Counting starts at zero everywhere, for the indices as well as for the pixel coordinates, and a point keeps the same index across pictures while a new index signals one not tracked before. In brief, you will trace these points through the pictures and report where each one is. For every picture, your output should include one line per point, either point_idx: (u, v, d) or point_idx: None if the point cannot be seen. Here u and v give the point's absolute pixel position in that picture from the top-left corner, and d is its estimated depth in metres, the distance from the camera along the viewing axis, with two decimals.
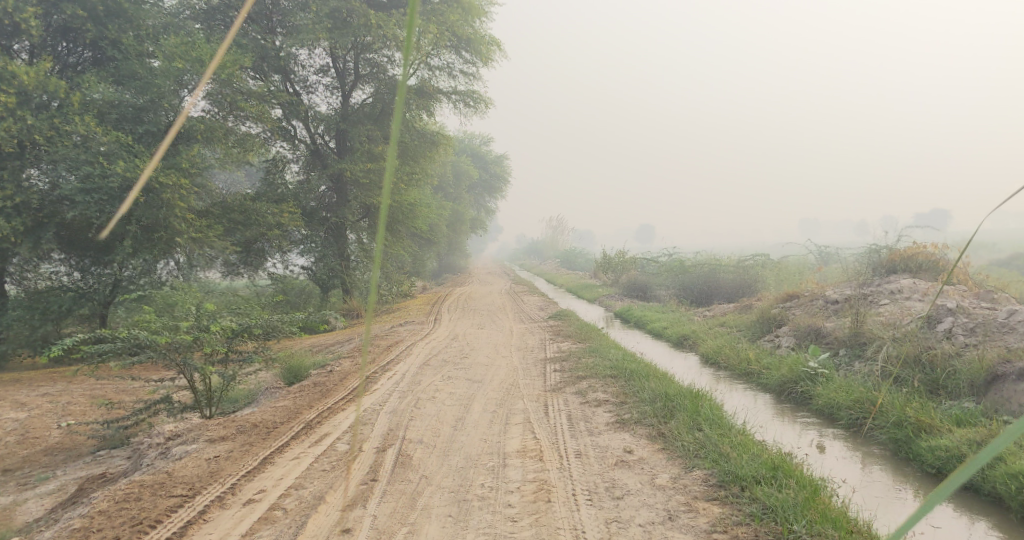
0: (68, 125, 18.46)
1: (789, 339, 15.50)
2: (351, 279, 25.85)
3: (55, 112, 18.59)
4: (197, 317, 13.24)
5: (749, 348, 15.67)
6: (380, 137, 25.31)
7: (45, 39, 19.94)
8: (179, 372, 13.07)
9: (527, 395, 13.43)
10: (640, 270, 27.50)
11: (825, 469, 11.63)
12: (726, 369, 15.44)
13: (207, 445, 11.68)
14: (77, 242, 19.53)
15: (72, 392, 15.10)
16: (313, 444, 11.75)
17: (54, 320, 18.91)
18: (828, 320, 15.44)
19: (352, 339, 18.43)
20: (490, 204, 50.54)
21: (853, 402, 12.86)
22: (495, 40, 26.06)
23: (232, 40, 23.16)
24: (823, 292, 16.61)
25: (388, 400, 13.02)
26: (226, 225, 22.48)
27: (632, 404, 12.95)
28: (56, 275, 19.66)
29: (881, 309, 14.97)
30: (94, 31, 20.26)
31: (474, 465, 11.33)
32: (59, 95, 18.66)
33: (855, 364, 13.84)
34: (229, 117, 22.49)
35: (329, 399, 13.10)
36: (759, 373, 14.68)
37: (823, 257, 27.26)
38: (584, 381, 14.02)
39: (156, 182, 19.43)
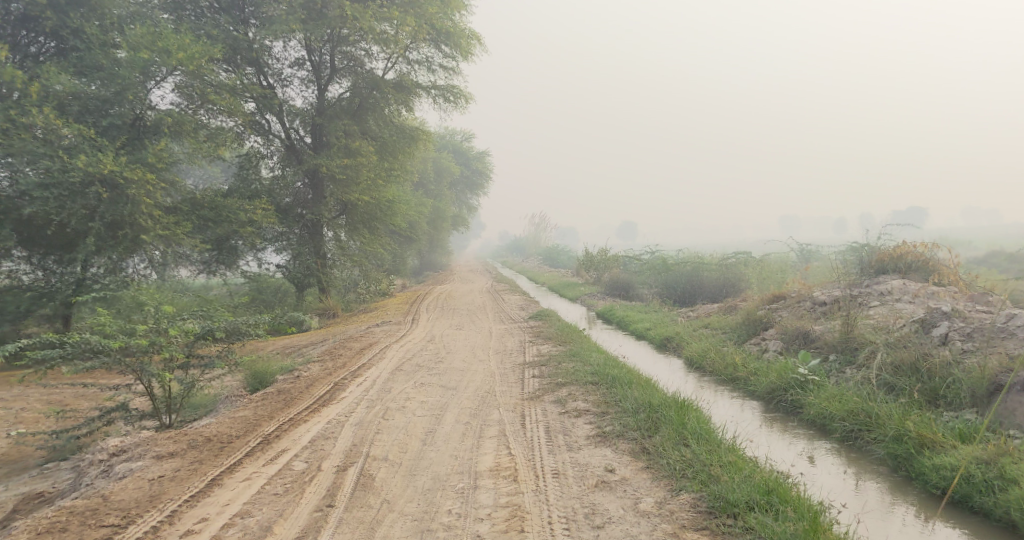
0: (26, 117, 17.75)
1: (776, 342, 15.07)
2: (328, 277, 25.16)
3: (13, 104, 18.00)
4: (156, 320, 12.73)
5: (735, 352, 15.23)
6: (357, 133, 24.59)
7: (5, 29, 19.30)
8: (136, 378, 12.49)
9: (504, 404, 12.89)
10: (623, 269, 27.13)
11: (822, 490, 11.17)
12: (712, 373, 14.99)
13: (153, 462, 11.10)
14: (38, 238, 18.74)
15: (29, 397, 14.40)
16: (267, 462, 11.13)
17: (12, 320, 18.21)
18: (816, 322, 15.00)
19: (325, 341, 17.84)
20: (472, 200, 49.89)
21: (848, 413, 12.47)
22: (476, 34, 25.44)
23: (203, 30, 22.34)
24: (811, 293, 16.19)
25: (355, 411, 12.47)
26: (197, 223, 21.69)
27: (614, 415, 12.46)
28: (16, 274, 18.62)
29: (871, 311, 14.56)
30: (54, 20, 19.54)
31: (442, 487, 10.76)
32: (16, 86, 18.08)
33: (846, 371, 13.46)
34: (200, 111, 21.75)
35: (292, 410, 12.50)
36: (746, 379, 14.25)
37: (806, 255, 27.06)
38: (564, 389, 13.49)
39: (121, 177, 18.76)
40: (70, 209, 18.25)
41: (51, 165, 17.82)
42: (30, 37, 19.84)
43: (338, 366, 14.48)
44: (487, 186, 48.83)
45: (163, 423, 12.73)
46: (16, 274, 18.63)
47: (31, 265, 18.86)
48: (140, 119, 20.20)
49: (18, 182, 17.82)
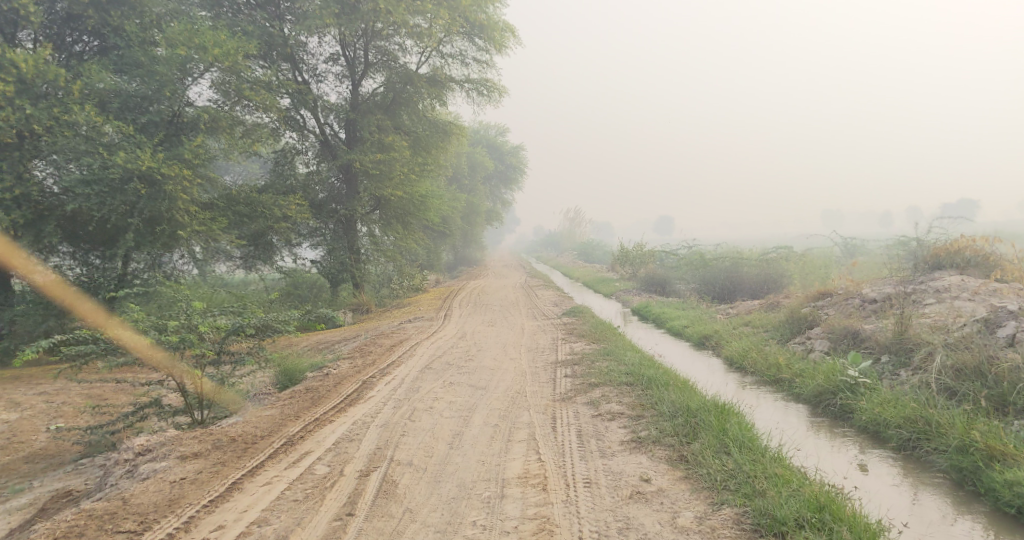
0: (68, 115, 17.66)
1: (823, 342, 14.56)
2: (362, 272, 24.87)
3: (55, 100, 17.80)
4: (188, 316, 12.57)
5: (778, 352, 14.75)
6: (391, 127, 24.40)
7: (49, 27, 19.34)
8: (167, 375, 12.36)
9: (535, 405, 12.58)
10: (659, 264, 26.68)
11: (880, 506, 10.68)
12: (754, 374, 14.54)
13: (176, 463, 10.99)
14: (80, 234, 18.86)
15: (68, 391, 14.41)
16: (289, 465, 10.95)
17: (58, 315, 18.02)
18: (866, 322, 14.46)
19: (358, 337, 17.68)
20: (508, 196, 49.62)
21: (904, 420, 11.96)
22: (510, 27, 25.09)
23: (239, 27, 22.29)
24: (859, 290, 15.61)
25: (383, 411, 12.25)
26: (232, 219, 21.64)
27: (650, 419, 12.08)
28: (62, 268, 18.71)
29: (927, 310, 14.00)
30: (95, 18, 19.54)
31: (468, 495, 10.48)
32: (60, 84, 17.88)
33: (900, 374, 12.94)
34: (236, 107, 21.70)
35: (318, 409, 12.32)
36: (791, 381, 13.79)
37: (849, 250, 26.34)
38: (597, 389, 13.15)
39: (158, 173, 18.74)
40: (111, 206, 18.26)
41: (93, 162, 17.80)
42: (74, 35, 19.94)
43: (367, 363, 14.28)
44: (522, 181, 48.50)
45: (195, 420, 12.57)
46: (61, 268, 18.70)
47: (75, 259, 18.97)
48: (178, 115, 20.13)
49: (62, 179, 17.84)
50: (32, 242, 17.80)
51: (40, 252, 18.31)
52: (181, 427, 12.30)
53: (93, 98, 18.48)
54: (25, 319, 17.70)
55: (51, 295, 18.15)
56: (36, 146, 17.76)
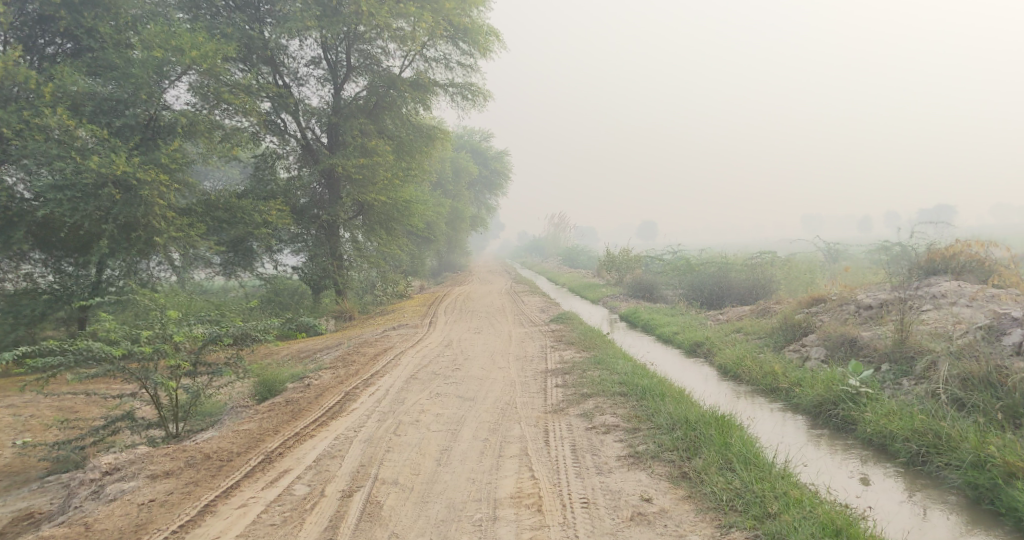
0: (39, 118, 17.20)
1: (819, 350, 14.32)
2: (344, 279, 24.50)
3: (26, 104, 17.47)
4: (163, 325, 12.12)
5: (773, 360, 14.50)
6: (373, 131, 24.03)
7: (21, 30, 18.95)
8: (141, 386, 11.92)
9: (525, 417, 12.24)
10: (645, 269, 26.45)
11: (895, 529, 10.43)
12: (748, 383, 14.29)
13: (147, 483, 10.58)
14: (52, 240, 18.46)
15: (39, 403, 13.91)
16: (266, 486, 10.54)
17: (27, 325, 17.79)
18: (863, 329, 14.23)
19: (341, 345, 17.26)
20: (491, 201, 49.27)
21: (915, 433, 11.70)
22: (494, 30, 24.81)
23: (218, 30, 21.83)
24: (854, 295, 15.37)
25: (365, 425, 11.86)
26: (211, 224, 21.16)
27: (646, 432, 11.78)
28: (33, 276, 18.38)
29: (926, 317, 13.79)
30: (68, 20, 19.05)
31: (458, 518, 10.12)
32: (30, 86, 17.52)
33: (903, 383, 12.71)
34: (214, 111, 21.21)
35: (298, 423, 11.92)
36: (788, 391, 13.54)
37: (834, 254, 26.24)
38: (591, 400, 12.84)
39: (134, 178, 18.27)
40: (84, 212, 17.73)
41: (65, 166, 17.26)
42: (46, 37, 19.46)
43: (350, 373, 13.89)
44: (505, 186, 48.13)
45: (171, 433, 12.15)
46: (33, 276, 18.36)
47: (47, 267, 18.60)
48: (155, 118, 19.68)
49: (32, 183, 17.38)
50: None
51: (12, 259, 18.05)
52: (156, 441, 11.87)
53: (65, 101, 18.00)
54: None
55: (20, 302, 17.75)
56: (6, 150, 17.29)
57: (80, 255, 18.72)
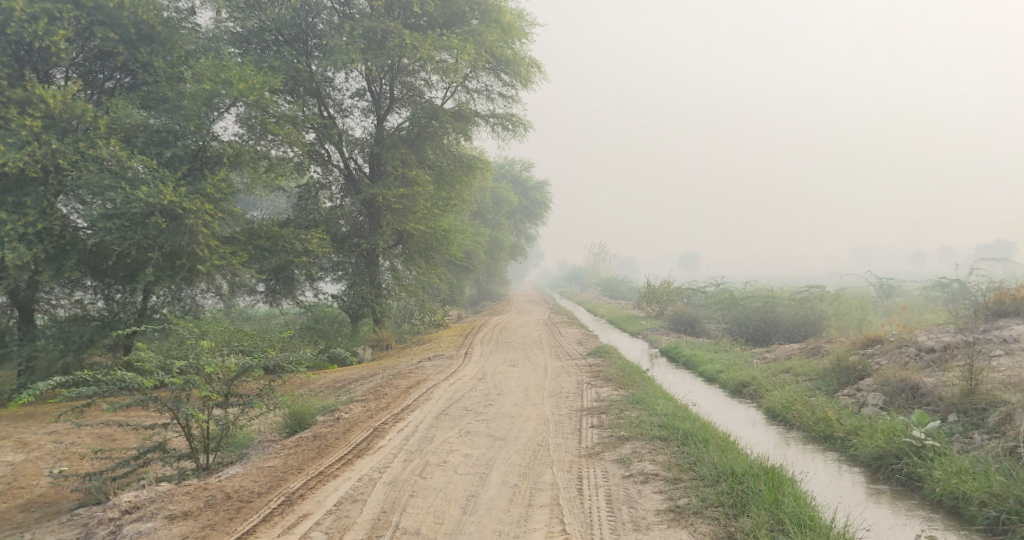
0: (93, 149, 17.33)
1: (876, 396, 13.63)
2: (383, 307, 24.24)
3: (83, 135, 17.55)
4: (196, 355, 11.94)
5: (825, 404, 13.86)
6: (414, 161, 23.92)
7: (81, 64, 19.05)
8: (172, 418, 11.73)
9: (557, 461, 11.79)
10: (687, 302, 25.89)
11: None
12: (799, 428, 13.67)
13: (163, 524, 10.36)
14: (103, 268, 18.44)
15: (78, 431, 13.81)
16: (283, 532, 10.25)
17: (74, 350, 17.67)
18: (924, 374, 13.54)
19: (377, 376, 16.98)
20: (531, 230, 49.02)
21: (995, 497, 11.03)
22: (536, 62, 24.67)
23: (266, 63, 21.94)
24: (914, 336, 14.67)
25: (392, 465, 11.52)
26: (253, 253, 21.12)
27: (688, 484, 11.24)
28: (84, 303, 18.43)
29: (997, 363, 13.09)
30: (125, 55, 19.20)
31: None
32: (87, 119, 17.61)
33: (974, 437, 12.03)
34: (260, 142, 21.28)
35: (323, 461, 11.62)
36: (844, 438, 12.90)
37: (885, 291, 25.39)
38: (628, 444, 12.34)
39: (180, 208, 18.33)
40: (132, 239, 17.91)
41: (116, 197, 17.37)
42: (104, 72, 19.55)
43: (380, 407, 13.58)
44: (546, 216, 47.85)
45: (200, 465, 11.92)
46: (84, 303, 18.43)
47: (97, 293, 18.62)
48: (203, 149, 19.71)
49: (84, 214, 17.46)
50: (53, 276, 17.28)
51: (64, 285, 18.17)
52: (184, 474, 11.64)
53: (119, 131, 18.12)
54: (42, 353, 17.34)
55: (69, 329, 17.85)
56: (61, 181, 17.40)
57: (128, 283, 18.64)
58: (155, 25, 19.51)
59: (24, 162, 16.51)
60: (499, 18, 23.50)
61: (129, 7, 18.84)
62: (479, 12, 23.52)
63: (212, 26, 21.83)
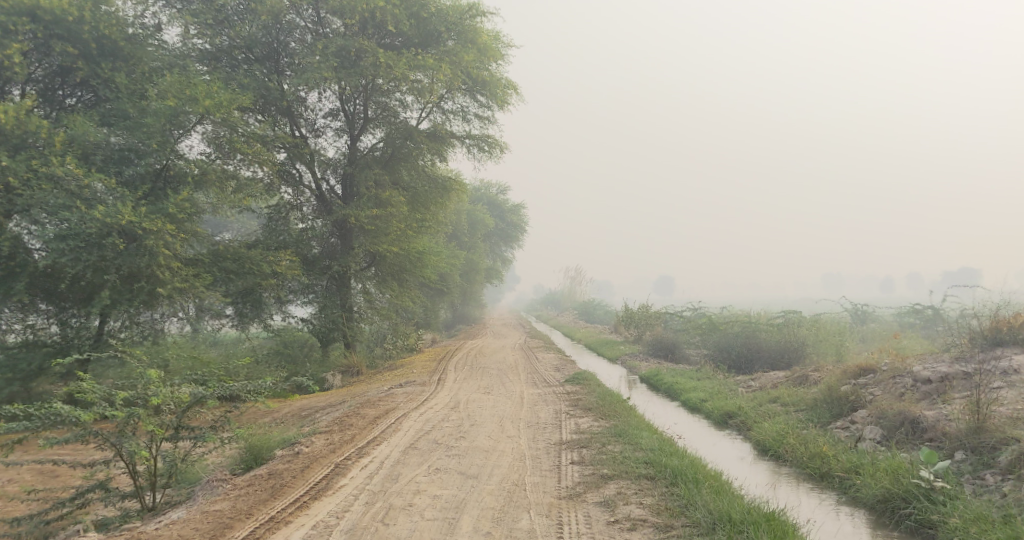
0: (48, 167, 16.51)
1: (873, 430, 13.07)
2: (354, 331, 23.38)
3: (37, 152, 16.78)
4: (144, 385, 11.21)
5: (818, 438, 13.29)
6: (388, 183, 23.21)
7: (41, 81, 18.32)
8: (115, 454, 10.94)
9: (535, 503, 11.06)
10: (666, 327, 25.30)
11: None
12: (792, 464, 13.06)
13: None
14: (58, 291, 17.57)
15: (18, 464, 12.86)
16: None
17: (23, 380, 16.55)
18: (924, 407, 13.02)
19: (344, 404, 16.21)
20: (507, 253, 48.43)
21: None
22: (512, 83, 24.17)
23: (234, 80, 21.07)
24: (909, 366, 14.16)
25: (351, 509, 10.76)
26: (218, 275, 20.18)
27: (682, 531, 10.56)
28: (37, 328, 17.45)
29: (1002, 397, 12.59)
30: (85, 70, 18.44)
31: None
32: (43, 136, 16.84)
33: (987, 478, 11.49)
34: (228, 161, 20.38)
35: (275, 504, 10.83)
36: (842, 478, 12.30)
37: (861, 316, 25.06)
38: (611, 484, 11.62)
39: (140, 229, 17.44)
40: (87, 261, 16.93)
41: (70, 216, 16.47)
42: (65, 88, 18.76)
43: (345, 440, 12.79)
44: (522, 239, 47.34)
45: (146, 505, 11.15)
46: (37, 328, 17.44)
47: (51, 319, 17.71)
48: (165, 168, 18.88)
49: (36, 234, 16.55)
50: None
51: (17, 309, 17.17)
52: (127, 517, 10.92)
53: (76, 147, 17.28)
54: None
55: (18, 356, 16.82)
56: (12, 201, 16.66)
57: (84, 307, 17.70)
58: (119, 41, 18.80)
59: None
60: (475, 38, 22.93)
61: (90, 21, 18.15)
62: (456, 32, 22.94)
63: (181, 43, 21.03)
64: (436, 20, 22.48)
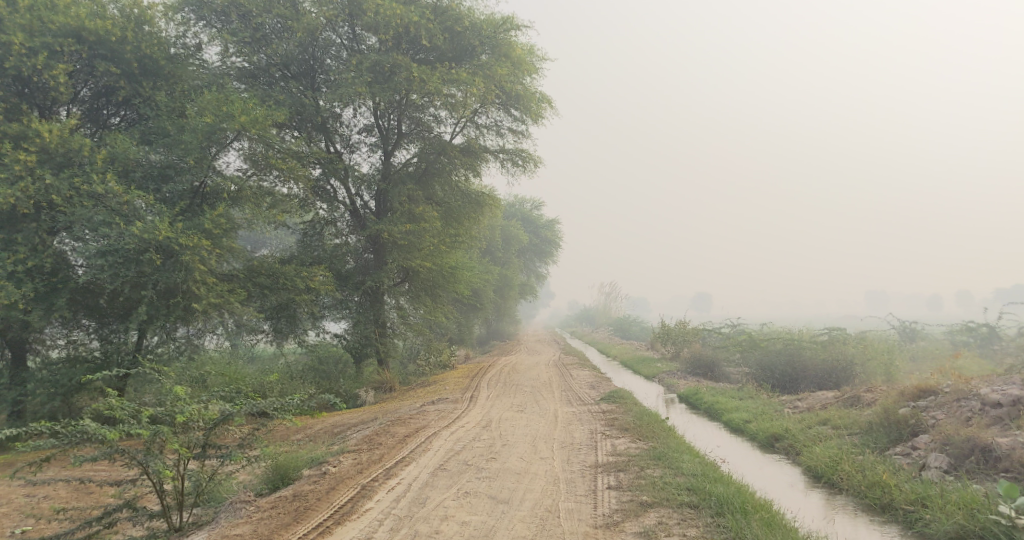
0: (89, 185, 16.42)
1: (938, 458, 12.38)
2: (388, 347, 23.05)
3: (79, 170, 16.61)
4: (172, 402, 10.94)
5: (875, 465, 12.64)
6: (422, 198, 22.88)
7: (86, 101, 18.28)
8: (141, 472, 10.67)
9: (569, 532, 10.59)
10: (705, 344, 24.66)
11: None
12: (847, 492, 12.44)
13: None
14: (98, 306, 17.47)
15: (53, 480, 12.72)
16: None
17: (63, 395, 16.57)
18: (995, 433, 12.30)
19: (375, 421, 15.88)
20: (541, 269, 47.94)
21: None
22: (548, 97, 23.81)
23: (270, 96, 20.97)
24: (974, 388, 13.42)
25: (375, 536, 10.38)
26: (253, 291, 19.99)
27: None
28: (78, 343, 17.46)
29: None
30: (127, 89, 18.29)
31: None
32: (85, 154, 16.72)
33: None
34: (263, 177, 20.16)
35: (297, 530, 10.47)
36: (906, 510, 11.65)
37: (909, 334, 24.22)
38: (652, 512, 11.11)
39: (176, 244, 17.29)
40: (125, 277, 16.88)
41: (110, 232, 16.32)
42: (109, 108, 18.75)
43: (373, 460, 12.43)
44: (556, 254, 46.87)
45: (173, 526, 10.87)
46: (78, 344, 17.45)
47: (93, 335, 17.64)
48: (201, 185, 18.79)
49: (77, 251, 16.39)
50: (43, 316, 16.28)
51: (61, 325, 17.15)
52: (153, 537, 10.65)
53: (116, 165, 17.18)
54: (28, 398, 16.38)
55: (58, 372, 16.80)
56: (54, 218, 16.55)
57: (124, 322, 17.65)
58: (159, 60, 18.74)
59: (14, 197, 15.64)
60: (509, 52, 22.64)
61: (131, 41, 18.09)
62: (490, 46, 22.66)
63: (220, 61, 21.02)
64: (470, 34, 22.27)
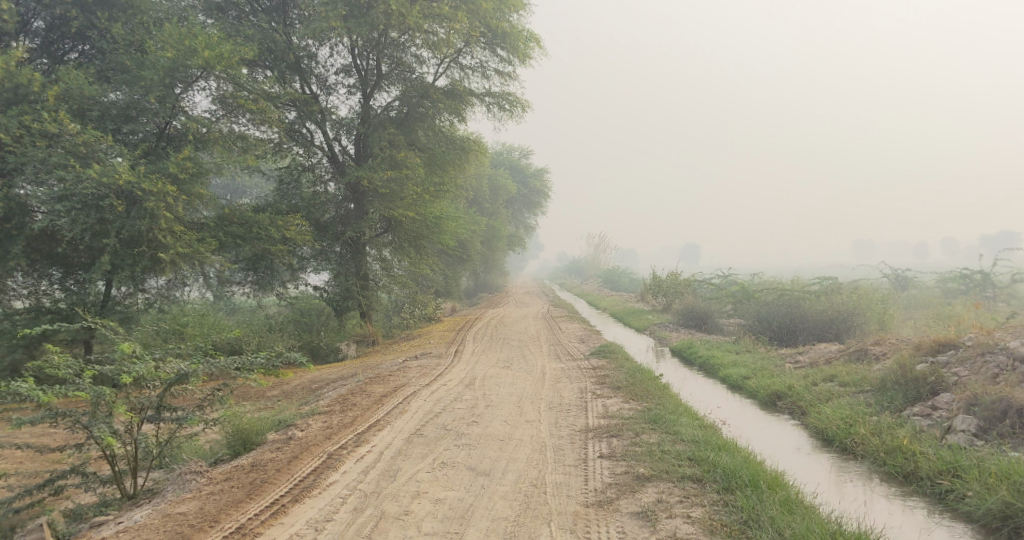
0: (40, 123, 15.23)
1: (966, 421, 11.65)
2: (370, 300, 22.15)
3: (28, 107, 15.45)
4: (121, 361, 10.00)
5: (893, 428, 11.95)
6: (403, 143, 21.70)
7: (37, 33, 17.15)
8: (86, 437, 9.81)
9: (559, 512, 9.85)
10: (696, 294, 23.87)
11: None
12: (857, 460, 11.75)
13: None
14: (60, 253, 16.30)
15: (9, 440, 11.90)
16: None
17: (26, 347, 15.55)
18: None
19: (353, 377, 15.09)
20: (529, 220, 46.80)
21: None
22: (535, 35, 22.51)
23: (238, 30, 19.64)
24: (1000, 342, 12.68)
25: (341, 519, 9.58)
26: (225, 241, 18.73)
27: None
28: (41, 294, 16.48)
29: None
30: (81, 20, 17.15)
31: None
32: (35, 89, 15.57)
33: None
34: (233, 119, 18.86)
35: (245, 510, 9.67)
36: (929, 481, 10.99)
37: (902, 282, 23.49)
38: (650, 487, 10.36)
39: (139, 189, 16.10)
40: (85, 224, 15.62)
41: (64, 175, 15.15)
42: (64, 41, 17.58)
43: (344, 424, 11.64)
44: (545, 204, 45.83)
45: (126, 493, 10.10)
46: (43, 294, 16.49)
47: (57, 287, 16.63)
48: (167, 125, 17.53)
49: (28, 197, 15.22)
50: None
51: (28, 273, 16.20)
52: (103, 507, 9.88)
53: (70, 103, 16.00)
54: None
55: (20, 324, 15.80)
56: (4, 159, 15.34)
57: (86, 273, 16.62)
58: None
59: None
60: None
61: None
62: None
63: None
64: None
